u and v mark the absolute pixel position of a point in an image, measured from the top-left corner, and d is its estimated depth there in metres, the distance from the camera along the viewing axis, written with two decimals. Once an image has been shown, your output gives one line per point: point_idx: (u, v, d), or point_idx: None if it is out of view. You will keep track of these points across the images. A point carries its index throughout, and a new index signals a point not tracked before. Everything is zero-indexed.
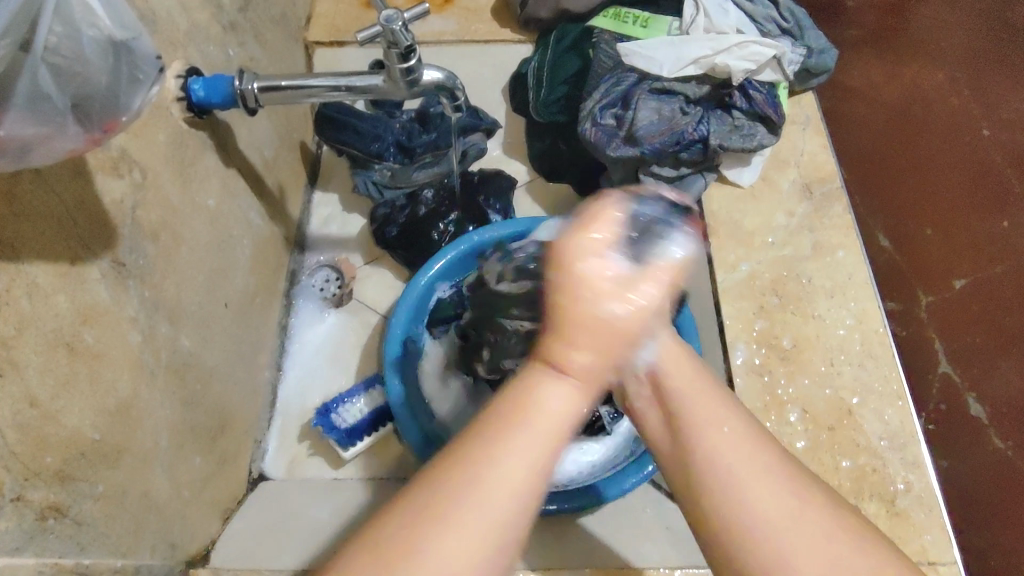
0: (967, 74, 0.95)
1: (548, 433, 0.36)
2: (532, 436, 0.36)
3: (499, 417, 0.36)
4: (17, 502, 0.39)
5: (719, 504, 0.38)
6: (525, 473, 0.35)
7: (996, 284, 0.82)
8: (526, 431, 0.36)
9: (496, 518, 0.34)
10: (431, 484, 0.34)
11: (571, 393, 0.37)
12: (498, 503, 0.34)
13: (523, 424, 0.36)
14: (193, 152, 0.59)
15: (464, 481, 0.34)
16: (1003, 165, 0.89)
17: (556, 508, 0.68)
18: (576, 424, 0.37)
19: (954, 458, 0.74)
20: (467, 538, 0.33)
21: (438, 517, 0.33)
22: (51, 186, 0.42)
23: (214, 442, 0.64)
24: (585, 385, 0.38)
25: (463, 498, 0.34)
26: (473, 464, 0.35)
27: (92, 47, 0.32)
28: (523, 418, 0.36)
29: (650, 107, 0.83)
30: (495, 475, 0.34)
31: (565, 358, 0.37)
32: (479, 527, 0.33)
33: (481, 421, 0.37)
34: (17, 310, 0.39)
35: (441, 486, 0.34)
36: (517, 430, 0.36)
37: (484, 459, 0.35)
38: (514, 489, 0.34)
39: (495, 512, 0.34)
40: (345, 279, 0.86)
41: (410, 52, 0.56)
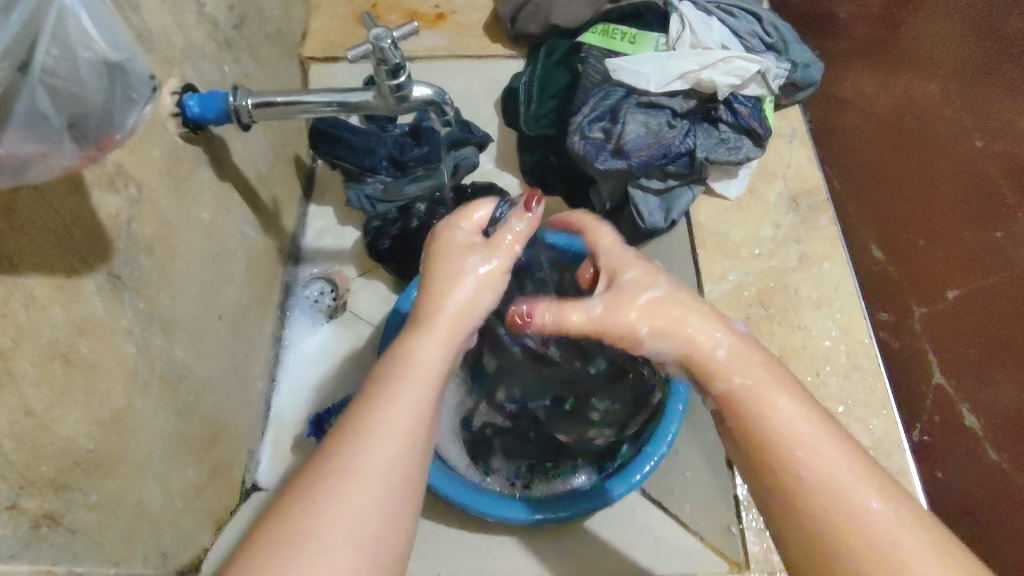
0: (960, 84, 0.92)
1: (418, 387, 0.43)
2: (412, 383, 0.43)
3: (369, 397, 0.42)
4: (12, 510, 0.40)
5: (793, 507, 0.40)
6: (409, 418, 0.41)
7: (991, 297, 0.79)
8: (412, 390, 0.42)
9: (381, 483, 0.38)
10: (321, 459, 0.39)
11: (436, 357, 0.45)
12: (375, 473, 0.38)
13: (398, 388, 0.42)
14: (189, 167, 0.60)
15: (360, 430, 0.40)
16: (997, 175, 0.85)
17: (539, 516, 0.66)
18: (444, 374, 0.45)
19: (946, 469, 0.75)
20: (356, 489, 0.38)
21: (322, 490, 0.37)
22: (49, 201, 0.43)
23: (208, 453, 0.64)
24: (450, 338, 0.46)
25: (356, 450, 0.39)
26: (351, 439, 0.39)
27: (88, 69, 0.34)
28: (400, 377, 0.43)
29: (638, 121, 0.84)
30: (388, 418, 0.41)
31: (433, 316, 0.47)
32: (366, 499, 0.38)
33: (364, 399, 0.42)
34: (14, 321, 0.40)
35: (322, 461, 0.39)
36: (396, 392, 0.42)
37: (371, 414, 0.41)
38: (401, 425, 0.41)
39: (375, 480, 0.38)
40: (339, 291, 0.87)
41: (399, 69, 0.58)
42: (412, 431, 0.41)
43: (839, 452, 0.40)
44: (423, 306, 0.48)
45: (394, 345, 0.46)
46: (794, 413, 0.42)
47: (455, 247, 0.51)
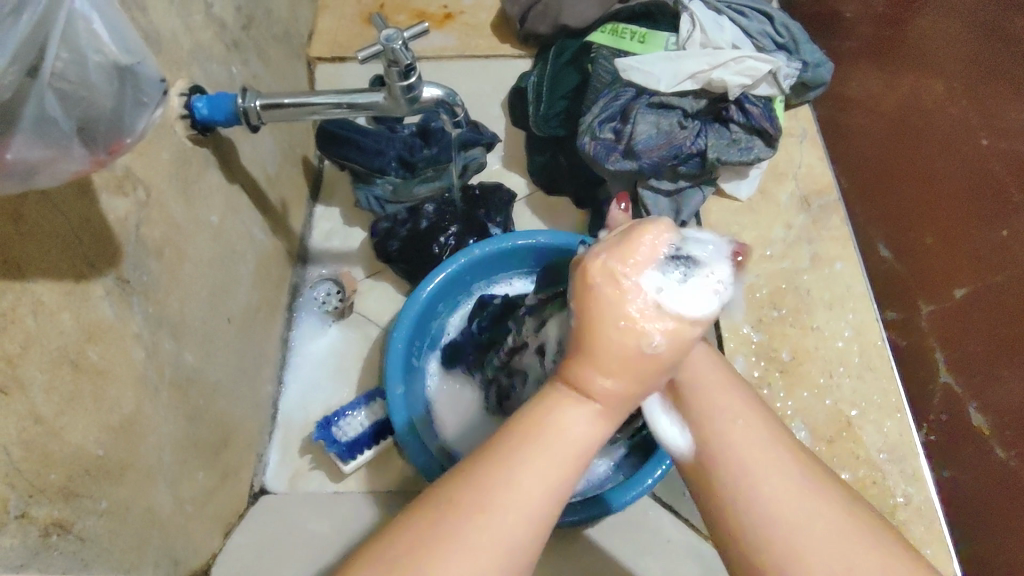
0: (967, 79, 0.89)
1: (554, 457, 0.38)
2: (552, 470, 0.38)
3: (495, 473, 0.37)
4: (21, 519, 0.39)
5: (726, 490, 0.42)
6: (541, 493, 0.37)
7: (1002, 295, 0.78)
8: (543, 462, 0.38)
9: (494, 564, 0.35)
10: (440, 511, 0.36)
11: (587, 432, 0.39)
12: (494, 552, 0.35)
13: (532, 457, 0.38)
14: (197, 170, 0.59)
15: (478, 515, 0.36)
16: (1004, 175, 0.82)
17: (556, 520, 0.66)
18: (592, 452, 0.40)
19: (958, 467, 0.74)
20: (466, 564, 0.35)
21: (435, 556, 0.35)
22: (57, 206, 0.42)
23: (217, 457, 0.64)
24: (601, 419, 0.40)
25: (469, 520, 0.36)
26: (475, 501, 0.36)
27: (97, 72, 0.33)
28: (549, 448, 0.38)
29: (649, 121, 0.83)
30: (507, 524, 0.36)
31: (589, 383, 0.39)
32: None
33: (486, 456, 0.38)
34: (23, 328, 0.39)
35: (440, 521, 0.36)
36: (530, 462, 0.38)
37: (495, 504, 0.36)
38: (523, 536, 0.36)
39: (490, 561, 0.35)
40: (346, 292, 0.86)
41: (410, 70, 0.57)
42: (541, 528, 0.37)
43: (758, 441, 0.43)
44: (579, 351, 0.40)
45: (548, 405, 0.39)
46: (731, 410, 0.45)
47: (610, 279, 0.40)
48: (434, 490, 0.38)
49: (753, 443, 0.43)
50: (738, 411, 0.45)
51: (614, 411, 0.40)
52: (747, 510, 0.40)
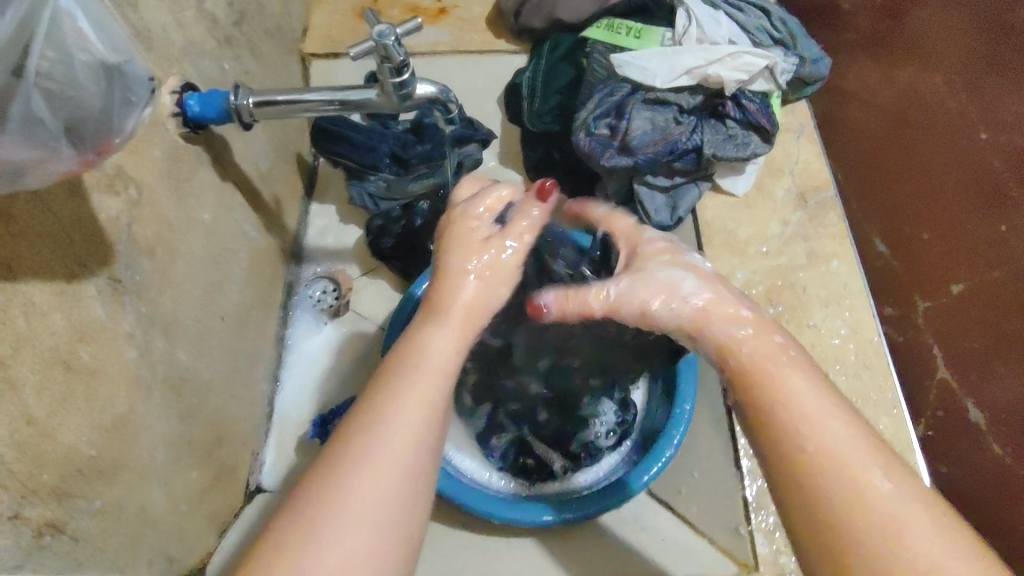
0: (964, 70, 0.82)
1: (424, 384, 0.42)
2: (421, 382, 0.42)
3: (368, 407, 0.41)
4: (14, 520, 0.39)
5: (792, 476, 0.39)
6: (406, 436, 0.40)
7: (997, 291, 0.74)
8: (403, 409, 0.40)
9: (372, 511, 0.37)
10: (324, 464, 0.39)
11: (448, 351, 0.44)
12: (374, 494, 0.38)
13: (399, 390, 0.41)
14: (189, 167, 0.59)
15: (362, 440, 0.39)
16: (1003, 170, 0.75)
17: (554, 517, 0.65)
18: (459, 360, 0.45)
19: (948, 461, 0.76)
20: (348, 513, 0.37)
21: (306, 526, 0.36)
22: (47, 205, 0.42)
23: (211, 456, 0.64)
24: (464, 327, 0.46)
25: (347, 479, 0.38)
26: (347, 457, 0.38)
27: (84, 72, 0.33)
28: (414, 365, 0.43)
29: (644, 117, 0.83)
30: (383, 441, 0.39)
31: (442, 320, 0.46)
32: (355, 529, 0.37)
33: (356, 416, 0.41)
34: (13, 329, 0.39)
35: (325, 471, 0.38)
36: (398, 394, 0.41)
37: (371, 433, 0.39)
38: (404, 448, 0.39)
39: (368, 506, 0.37)
40: (342, 290, 0.86)
41: (403, 66, 0.57)
42: (415, 443, 0.40)
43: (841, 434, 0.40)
44: (438, 276, 0.48)
45: (415, 329, 0.46)
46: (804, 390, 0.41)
47: (461, 222, 0.50)
48: (316, 461, 0.40)
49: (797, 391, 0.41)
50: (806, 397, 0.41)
51: (467, 323, 0.46)
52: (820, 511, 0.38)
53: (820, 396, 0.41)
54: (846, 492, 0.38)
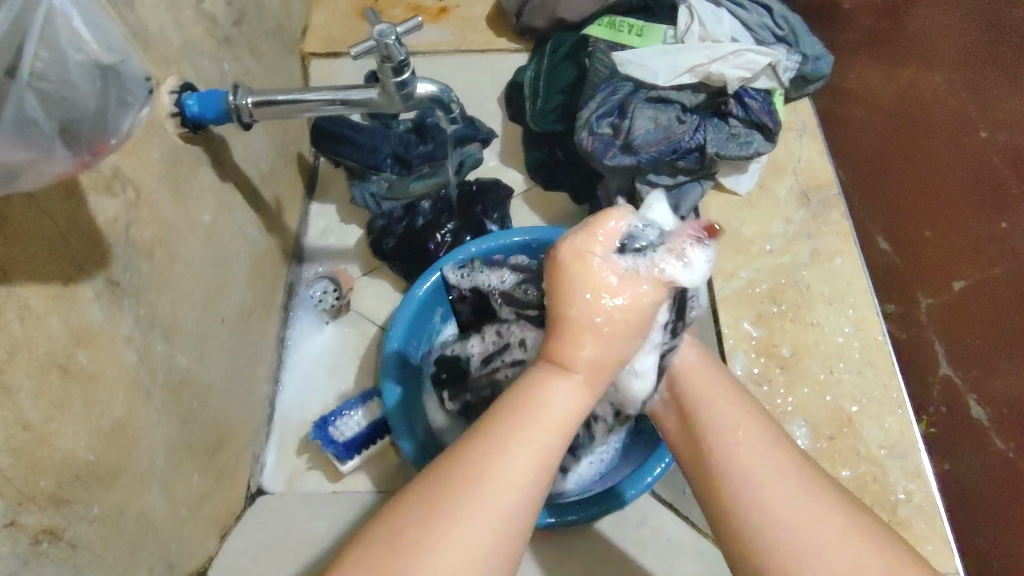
0: (963, 71, 0.92)
1: (546, 426, 0.39)
2: (532, 440, 0.39)
3: (476, 445, 0.39)
4: (11, 526, 0.38)
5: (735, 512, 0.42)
6: (523, 467, 0.38)
7: (991, 288, 0.80)
8: (533, 431, 0.39)
9: (490, 525, 0.36)
10: (439, 477, 0.38)
11: (572, 402, 0.40)
12: (490, 513, 0.36)
13: (525, 417, 0.39)
14: (188, 168, 0.59)
15: (468, 480, 0.37)
16: (999, 165, 0.86)
17: (555, 520, 0.66)
18: (579, 420, 0.41)
19: (956, 459, 0.73)
20: (465, 527, 0.36)
21: (423, 526, 0.36)
22: (42, 207, 0.41)
23: (212, 459, 0.63)
24: (590, 382, 0.41)
25: (465, 494, 0.37)
26: (465, 478, 0.37)
27: (79, 71, 0.32)
28: (526, 422, 0.39)
29: (646, 116, 0.82)
30: (490, 489, 0.37)
31: (573, 356, 0.41)
32: (471, 536, 0.36)
33: (476, 436, 0.39)
34: (9, 333, 0.39)
35: (445, 488, 0.37)
36: (524, 422, 0.39)
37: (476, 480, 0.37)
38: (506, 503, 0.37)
39: (486, 521, 0.36)
40: (343, 291, 0.85)
41: (404, 65, 0.56)
42: (530, 484, 0.38)
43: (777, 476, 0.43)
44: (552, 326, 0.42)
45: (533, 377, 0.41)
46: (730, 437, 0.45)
47: (580, 262, 0.42)
48: (430, 469, 0.39)
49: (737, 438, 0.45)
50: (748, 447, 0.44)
51: (593, 378, 0.41)
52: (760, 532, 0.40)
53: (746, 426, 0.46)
54: (752, 484, 0.42)
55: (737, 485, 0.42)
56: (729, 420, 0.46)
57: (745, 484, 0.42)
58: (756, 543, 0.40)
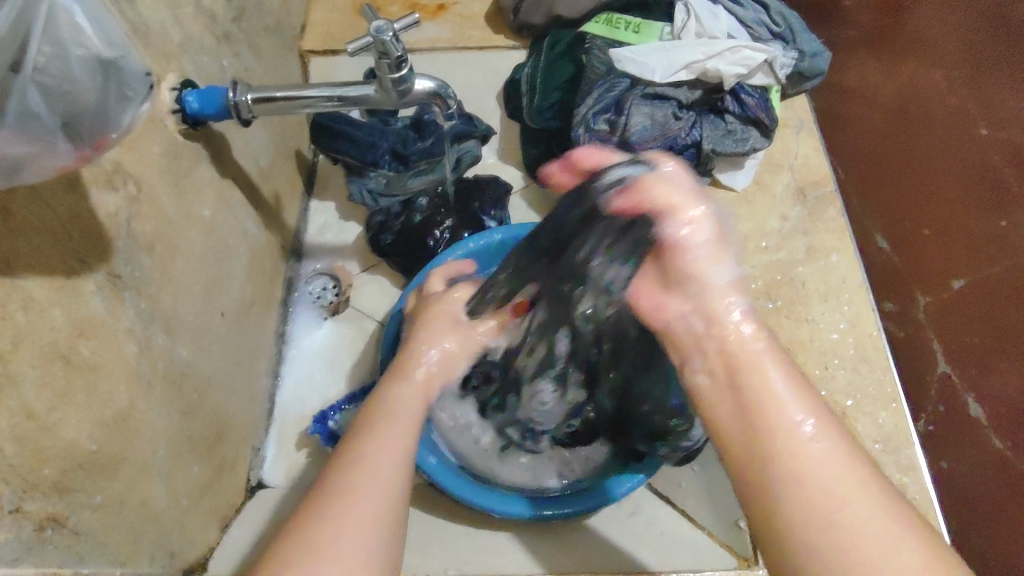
0: (965, 69, 0.90)
1: (404, 417, 0.52)
2: (400, 425, 0.51)
3: (353, 445, 0.48)
4: (15, 513, 0.39)
5: (794, 497, 0.42)
6: (392, 454, 0.47)
7: (1000, 285, 0.79)
8: (389, 428, 0.50)
9: (375, 501, 0.44)
10: (323, 485, 0.45)
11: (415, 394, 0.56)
12: (372, 489, 0.44)
13: (383, 423, 0.50)
14: (188, 164, 0.59)
15: (343, 477, 0.45)
16: (1003, 164, 0.84)
17: (551, 512, 0.67)
18: (420, 416, 0.54)
19: (952, 457, 0.74)
20: (349, 507, 0.42)
21: (320, 516, 0.42)
22: (46, 201, 0.42)
23: (213, 451, 0.64)
24: (428, 382, 0.59)
25: (348, 483, 0.44)
26: (345, 470, 0.45)
27: (79, 66, 0.33)
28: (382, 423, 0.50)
29: (642, 112, 0.83)
30: (370, 458, 0.46)
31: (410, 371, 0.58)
32: (357, 513, 0.42)
33: (342, 450, 0.48)
34: (13, 324, 0.39)
35: (324, 488, 0.44)
36: (382, 428, 0.50)
37: (361, 459, 0.46)
38: (390, 462, 0.46)
39: (371, 498, 0.44)
40: (342, 287, 0.86)
41: (401, 62, 0.57)
42: (396, 469, 0.46)
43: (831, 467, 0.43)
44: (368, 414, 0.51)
45: (385, 390, 0.56)
46: (798, 417, 0.45)
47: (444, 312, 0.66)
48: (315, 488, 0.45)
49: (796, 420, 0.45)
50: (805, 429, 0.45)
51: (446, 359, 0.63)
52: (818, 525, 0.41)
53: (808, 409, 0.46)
54: (824, 497, 0.42)
55: (800, 480, 0.43)
56: (783, 415, 0.46)
57: (806, 466, 0.43)
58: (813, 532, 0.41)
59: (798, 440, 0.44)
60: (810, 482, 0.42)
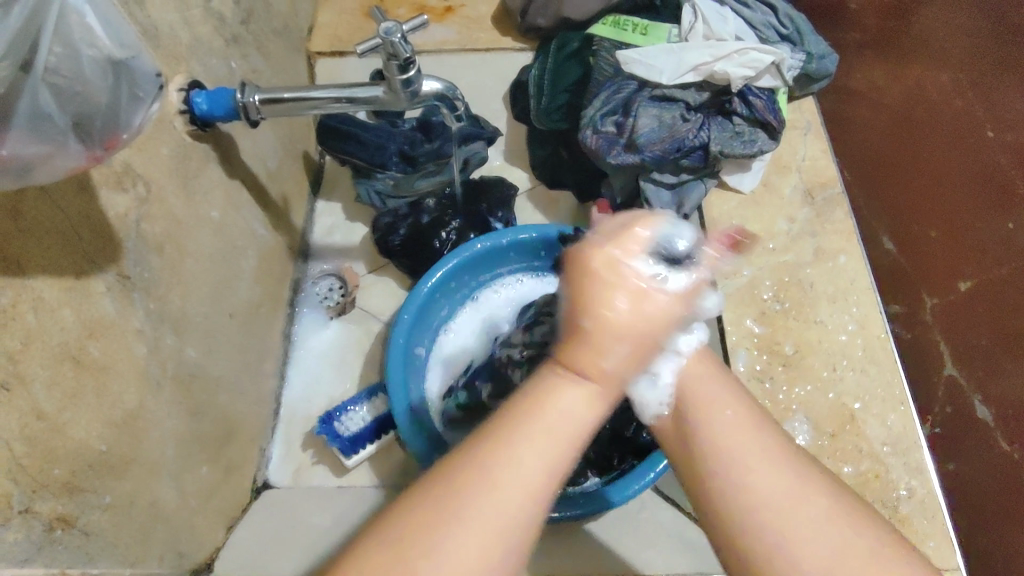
0: (970, 74, 0.92)
1: (552, 442, 0.39)
2: (540, 438, 0.38)
3: (501, 428, 0.39)
4: (25, 513, 0.39)
5: (705, 459, 0.42)
6: (534, 472, 0.38)
7: (1002, 289, 0.80)
8: (520, 448, 0.38)
9: (490, 537, 0.36)
10: (441, 480, 0.37)
11: (580, 409, 0.40)
12: (493, 516, 0.36)
13: (531, 424, 0.39)
14: (197, 165, 0.59)
15: (464, 483, 0.37)
16: (1007, 165, 0.86)
17: (559, 514, 0.66)
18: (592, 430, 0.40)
19: (960, 460, 0.74)
20: (456, 534, 0.35)
21: (431, 522, 0.36)
22: (55, 201, 0.42)
23: (220, 451, 0.64)
24: (603, 391, 0.41)
25: (462, 497, 0.36)
26: (473, 482, 0.37)
27: (91, 67, 0.33)
28: (540, 420, 0.39)
29: (650, 114, 0.83)
30: (520, 458, 0.38)
31: (590, 366, 0.40)
32: (461, 552, 0.35)
33: (475, 442, 0.39)
34: (23, 325, 0.39)
35: (444, 485, 0.37)
36: (531, 428, 0.39)
37: (496, 446, 0.38)
38: (535, 468, 0.38)
39: (486, 532, 0.36)
40: (349, 288, 0.86)
41: (409, 63, 0.57)
42: (539, 489, 0.37)
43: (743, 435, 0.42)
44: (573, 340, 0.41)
45: (543, 386, 0.40)
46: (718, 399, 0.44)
47: (612, 272, 0.42)
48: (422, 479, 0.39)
49: (716, 398, 0.44)
50: (726, 402, 0.44)
51: (603, 386, 0.41)
52: (721, 473, 0.41)
53: (728, 398, 0.44)
54: (735, 471, 0.40)
55: (714, 448, 0.42)
56: (703, 394, 0.45)
57: (711, 436, 0.42)
58: (719, 490, 0.40)
59: (703, 411, 0.44)
60: (722, 450, 0.41)
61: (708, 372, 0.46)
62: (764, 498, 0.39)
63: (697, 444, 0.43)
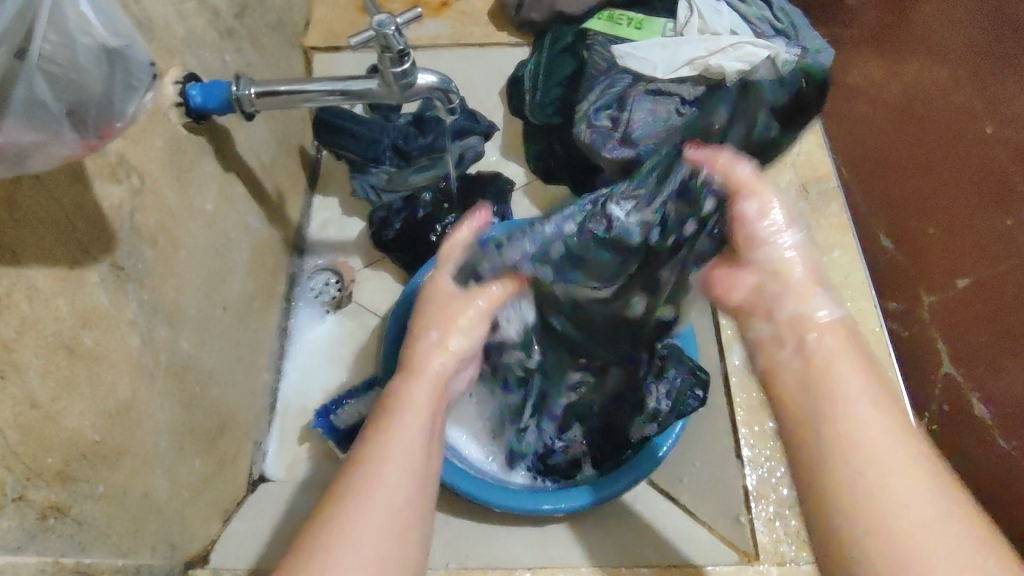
0: (972, 65, 0.86)
1: (423, 403, 0.51)
2: (418, 403, 0.50)
3: (371, 431, 0.47)
4: (18, 501, 0.40)
5: (839, 437, 0.43)
6: (411, 442, 0.47)
7: (1002, 283, 0.76)
8: (396, 439, 0.46)
9: (392, 514, 0.42)
10: (334, 494, 0.43)
11: (442, 371, 0.54)
12: (387, 497, 0.43)
13: (405, 399, 0.51)
14: (191, 158, 0.60)
15: (360, 483, 0.43)
16: (1005, 161, 0.80)
17: (552, 508, 0.67)
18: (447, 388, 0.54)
19: (954, 455, 0.76)
20: (361, 523, 0.41)
21: (336, 525, 0.41)
22: (49, 191, 0.42)
23: (214, 444, 0.64)
24: (437, 353, 0.55)
25: (358, 495, 0.42)
26: (362, 476, 0.44)
27: (86, 55, 0.33)
28: (418, 380, 0.53)
29: (646, 109, 0.84)
30: (392, 439, 0.46)
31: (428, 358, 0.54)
32: (366, 547, 0.40)
33: (357, 450, 0.46)
34: (18, 313, 0.40)
35: (338, 495, 0.43)
36: (406, 404, 0.50)
37: (378, 447, 0.46)
38: (417, 438, 0.47)
39: (386, 510, 0.42)
40: (345, 282, 0.86)
41: (403, 56, 0.57)
42: (414, 471, 0.45)
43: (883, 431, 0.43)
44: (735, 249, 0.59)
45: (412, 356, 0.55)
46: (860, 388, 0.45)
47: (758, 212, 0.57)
48: (324, 498, 0.43)
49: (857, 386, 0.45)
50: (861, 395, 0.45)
51: (461, 350, 0.56)
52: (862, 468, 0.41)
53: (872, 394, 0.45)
54: (880, 464, 0.41)
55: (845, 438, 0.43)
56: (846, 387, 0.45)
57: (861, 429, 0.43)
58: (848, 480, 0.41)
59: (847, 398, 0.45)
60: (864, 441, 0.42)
61: (856, 372, 0.47)
62: (906, 503, 0.39)
63: (836, 428, 0.44)
